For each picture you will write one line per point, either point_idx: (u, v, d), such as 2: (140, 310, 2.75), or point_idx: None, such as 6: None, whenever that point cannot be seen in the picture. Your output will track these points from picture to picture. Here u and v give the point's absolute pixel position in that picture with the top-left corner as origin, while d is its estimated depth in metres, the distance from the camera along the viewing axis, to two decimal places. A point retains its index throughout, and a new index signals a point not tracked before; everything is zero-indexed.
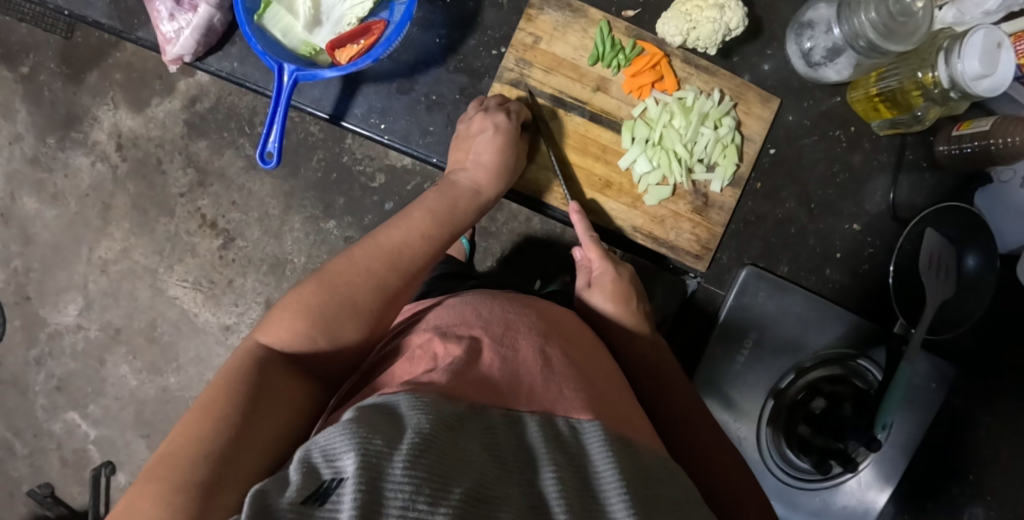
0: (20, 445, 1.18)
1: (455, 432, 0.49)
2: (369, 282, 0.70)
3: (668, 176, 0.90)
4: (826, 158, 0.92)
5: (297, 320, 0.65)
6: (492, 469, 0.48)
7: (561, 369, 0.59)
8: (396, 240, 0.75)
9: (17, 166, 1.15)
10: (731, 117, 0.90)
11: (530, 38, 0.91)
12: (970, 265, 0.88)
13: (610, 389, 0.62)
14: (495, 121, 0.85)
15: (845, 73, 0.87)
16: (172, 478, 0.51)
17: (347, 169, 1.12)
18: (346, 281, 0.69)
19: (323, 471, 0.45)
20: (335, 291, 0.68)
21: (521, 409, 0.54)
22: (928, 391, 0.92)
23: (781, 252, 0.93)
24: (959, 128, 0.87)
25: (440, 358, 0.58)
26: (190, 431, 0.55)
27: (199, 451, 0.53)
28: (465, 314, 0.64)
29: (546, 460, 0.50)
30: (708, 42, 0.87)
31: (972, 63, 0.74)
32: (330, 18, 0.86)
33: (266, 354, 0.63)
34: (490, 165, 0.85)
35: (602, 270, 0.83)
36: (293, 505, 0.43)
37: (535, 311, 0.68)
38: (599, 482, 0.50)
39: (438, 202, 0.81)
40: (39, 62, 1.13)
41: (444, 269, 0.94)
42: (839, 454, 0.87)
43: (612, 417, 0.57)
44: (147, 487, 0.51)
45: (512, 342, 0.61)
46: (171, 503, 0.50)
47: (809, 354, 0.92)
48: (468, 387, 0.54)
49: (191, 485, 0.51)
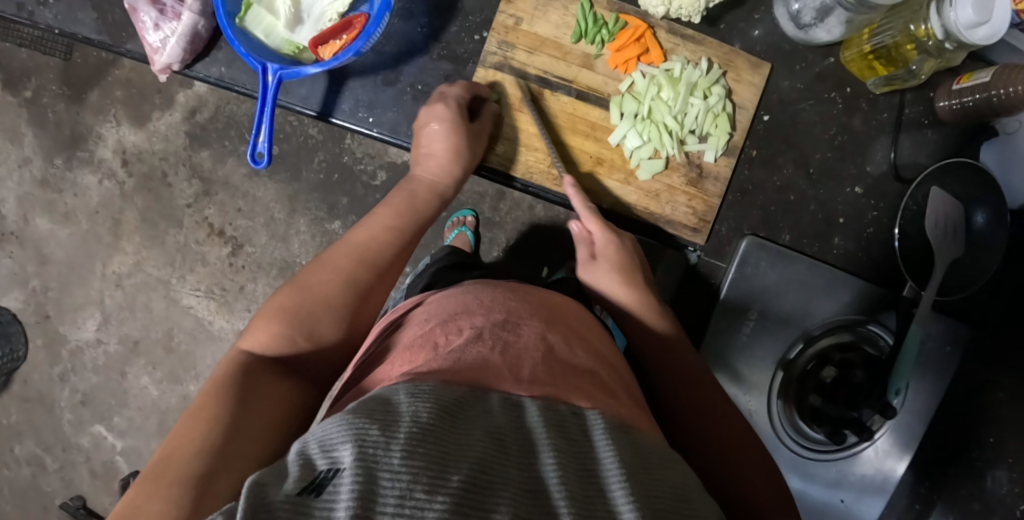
0: (51, 461, 1.20)
1: (453, 418, 0.49)
2: (337, 278, 0.71)
3: (660, 148, 0.88)
4: (823, 122, 0.91)
5: (275, 322, 0.66)
6: (492, 457, 0.47)
7: (564, 357, 0.59)
8: (363, 237, 0.76)
9: (27, 189, 1.17)
10: (720, 85, 0.89)
11: (511, 19, 0.90)
12: (980, 222, 0.86)
13: (612, 376, 0.61)
14: (435, 112, 0.86)
15: (836, 32, 0.85)
16: (164, 476, 0.51)
17: (347, 168, 1.12)
18: (318, 281, 0.70)
19: (320, 462, 0.45)
20: (310, 291, 0.69)
21: (521, 395, 0.54)
22: (942, 354, 0.93)
23: (781, 220, 0.92)
24: (960, 82, 0.85)
25: (441, 347, 0.58)
26: (185, 431, 0.55)
27: (191, 450, 0.53)
28: (465, 302, 0.64)
29: (547, 447, 0.49)
30: (691, 11, 0.86)
31: (965, 10, 0.72)
32: (311, 15, 0.86)
33: (249, 360, 0.63)
34: (444, 152, 0.85)
35: (605, 241, 0.85)
36: (290, 496, 0.43)
37: (535, 299, 0.67)
38: (599, 468, 0.49)
39: (399, 199, 0.82)
40: (41, 85, 1.14)
41: (448, 261, 0.94)
42: (852, 423, 0.84)
43: (615, 406, 0.56)
44: (140, 488, 0.51)
45: (514, 328, 0.60)
46: (167, 495, 0.50)
47: (815, 321, 0.90)
48: (467, 375, 0.54)
49: (181, 480, 0.51)
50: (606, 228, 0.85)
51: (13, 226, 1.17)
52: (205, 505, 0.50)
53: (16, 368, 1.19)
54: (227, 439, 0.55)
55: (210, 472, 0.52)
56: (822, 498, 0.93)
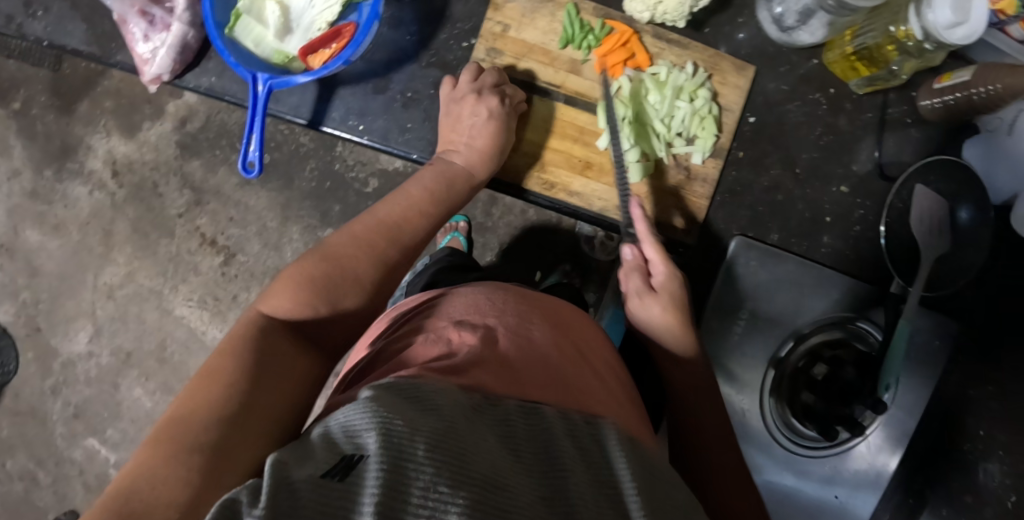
0: (44, 475, 1.19)
1: (472, 419, 0.49)
2: (366, 254, 0.73)
3: (649, 152, 0.90)
4: (809, 122, 0.92)
5: (298, 290, 0.67)
6: (509, 460, 0.47)
7: (573, 368, 0.60)
8: (395, 216, 0.79)
9: (17, 201, 1.16)
10: (706, 88, 0.90)
11: (498, 26, 0.91)
12: (964, 218, 0.87)
13: (617, 389, 0.62)
14: (489, 106, 0.86)
15: (819, 34, 0.86)
16: (183, 441, 0.51)
17: (339, 177, 1.12)
18: (349, 251, 0.73)
19: (343, 448, 0.45)
20: (337, 262, 0.71)
21: (536, 400, 0.54)
22: (930, 347, 0.92)
23: (769, 220, 0.93)
24: (941, 81, 0.86)
25: (454, 347, 0.58)
26: (203, 394, 0.55)
27: (209, 420, 0.53)
28: (476, 306, 0.64)
29: (563, 452, 0.49)
30: (676, 15, 0.87)
31: (943, 11, 0.73)
32: (300, 25, 0.86)
33: (269, 322, 0.64)
34: (484, 149, 0.87)
35: (667, 279, 0.79)
36: (313, 478, 0.42)
37: (544, 306, 0.68)
38: (612, 478, 0.50)
39: (433, 181, 0.84)
40: (30, 96, 1.14)
41: (448, 261, 0.94)
42: (845, 419, 0.85)
43: (622, 419, 0.57)
44: (154, 450, 0.51)
45: (524, 336, 0.61)
46: (186, 460, 0.50)
47: (806, 319, 0.91)
48: (483, 376, 0.55)
49: (201, 446, 0.51)
50: (667, 261, 0.79)
51: (3, 239, 1.17)
52: (226, 469, 0.50)
53: (7, 382, 1.18)
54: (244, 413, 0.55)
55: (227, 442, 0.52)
56: (818, 494, 0.93)
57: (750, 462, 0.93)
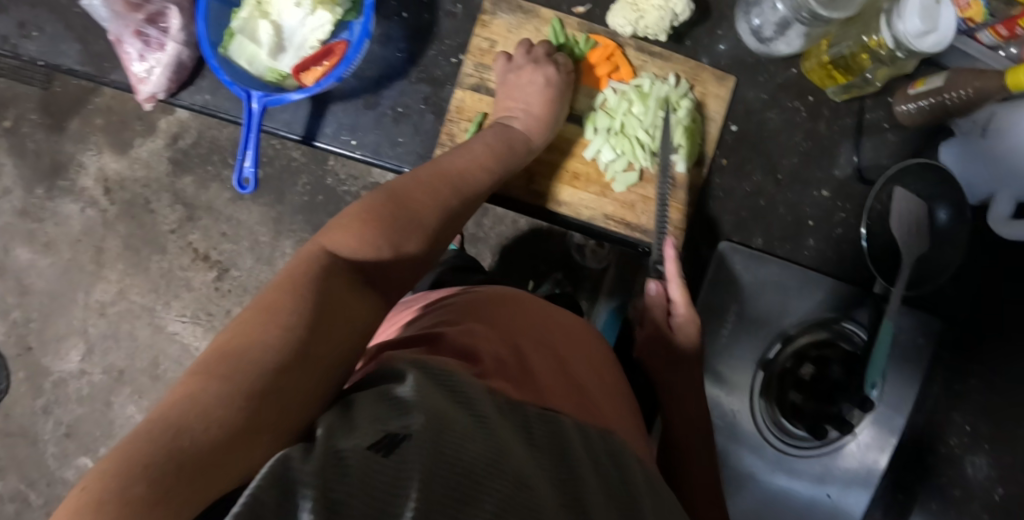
0: (35, 496, 1.18)
1: (500, 419, 0.50)
2: (432, 201, 0.73)
3: (634, 161, 0.91)
4: (788, 129, 0.95)
5: (365, 228, 0.66)
6: (532, 462, 0.48)
7: (586, 384, 0.61)
8: (459, 167, 0.79)
9: (8, 219, 1.17)
10: (688, 98, 0.92)
11: (485, 42, 0.94)
12: (942, 218, 0.90)
13: (622, 407, 0.64)
14: (545, 73, 0.89)
15: (796, 44, 0.89)
16: (239, 381, 0.48)
17: (331, 191, 1.14)
18: (414, 196, 0.72)
19: (387, 423, 0.44)
20: (405, 206, 0.71)
21: (554, 406, 0.55)
22: (915, 346, 0.95)
23: (753, 225, 0.95)
24: (914, 87, 0.89)
25: (480, 347, 0.58)
26: (258, 331, 0.52)
27: (267, 361, 0.50)
28: (494, 313, 0.65)
29: (580, 463, 0.50)
30: (658, 29, 0.89)
31: (913, 20, 0.75)
32: (293, 43, 0.87)
33: (334, 256, 0.62)
34: (540, 114, 0.88)
35: (687, 320, 0.84)
36: (361, 448, 0.41)
37: (556, 319, 0.69)
38: (620, 496, 0.51)
39: (495, 139, 0.85)
40: (21, 114, 1.14)
41: (453, 263, 0.94)
42: (834, 418, 0.88)
43: (627, 436, 0.59)
44: (208, 385, 0.48)
45: (541, 349, 0.62)
46: (236, 404, 0.47)
47: (791, 321, 0.94)
48: (506, 380, 0.55)
49: (255, 392, 0.48)
50: (689, 304, 0.84)
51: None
52: (279, 419, 0.48)
53: None
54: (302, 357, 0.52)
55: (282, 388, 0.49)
56: (810, 493, 0.95)
57: (742, 463, 0.95)
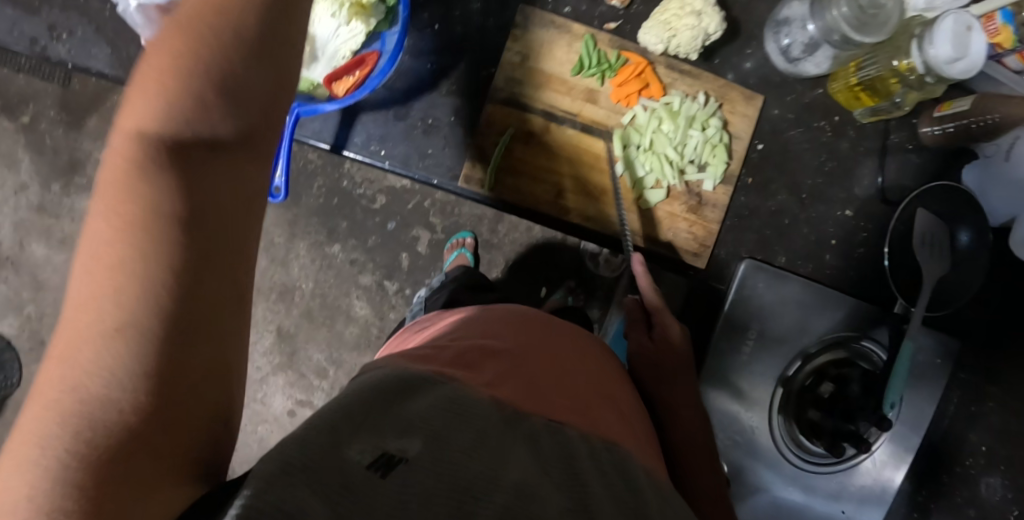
0: None
1: (505, 430, 0.48)
2: (215, 34, 0.44)
3: (662, 179, 0.93)
4: (813, 148, 0.95)
5: (166, 106, 0.43)
6: (538, 472, 0.46)
7: (596, 392, 0.60)
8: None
9: (23, 215, 1.08)
10: (717, 117, 0.93)
11: (517, 57, 0.94)
12: (964, 241, 0.89)
13: (633, 419, 0.62)
14: None
15: (825, 65, 0.91)
16: (102, 335, 0.39)
17: (346, 194, 1.01)
18: (183, 42, 0.44)
19: (390, 443, 0.43)
20: (183, 57, 0.43)
21: (562, 417, 0.53)
22: (933, 366, 0.94)
23: (776, 243, 0.96)
24: (941, 109, 0.90)
25: (487, 351, 0.57)
26: (106, 281, 0.39)
27: (145, 330, 0.39)
28: (510, 323, 0.64)
29: (587, 473, 0.47)
30: (689, 49, 0.91)
31: (943, 47, 0.76)
32: (325, 53, 0.86)
33: (137, 155, 0.42)
34: None
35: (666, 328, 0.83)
36: (361, 467, 0.40)
37: (565, 332, 0.67)
38: (634, 498, 0.47)
39: None
40: (39, 111, 1.05)
41: (465, 280, 0.89)
42: (850, 436, 0.86)
43: (638, 449, 0.56)
44: (75, 358, 0.38)
45: (553, 354, 0.61)
46: (118, 370, 0.38)
47: (812, 339, 0.94)
48: (514, 386, 0.54)
49: (128, 333, 0.39)
50: (666, 316, 0.84)
51: (6, 251, 1.09)
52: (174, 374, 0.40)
53: (10, 394, 1.10)
54: (217, 310, 0.42)
55: (187, 344, 0.40)
56: (825, 509, 0.95)
57: (758, 478, 0.95)
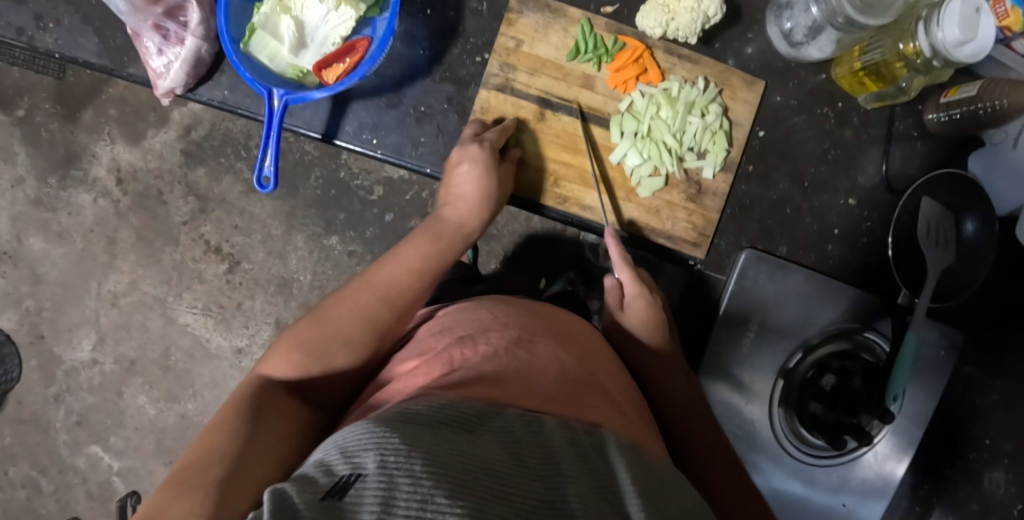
0: (47, 482, 1.08)
1: (472, 430, 0.45)
2: (358, 316, 0.70)
3: (660, 166, 0.91)
4: (816, 136, 0.93)
5: (295, 352, 0.66)
6: (510, 463, 0.43)
7: (576, 378, 0.57)
8: (386, 278, 0.74)
9: (20, 209, 1.05)
10: (717, 103, 0.91)
11: (512, 42, 0.92)
12: (970, 230, 0.87)
13: (622, 400, 0.59)
14: (472, 153, 0.85)
15: (828, 50, 0.88)
16: (195, 479, 0.51)
17: (344, 185, 1.01)
18: (340, 315, 0.69)
19: (340, 468, 0.41)
20: (327, 323, 0.69)
21: (534, 410, 0.50)
22: (938, 358, 0.92)
23: (779, 233, 0.94)
24: (946, 95, 0.87)
25: (457, 363, 0.56)
26: (207, 444, 0.56)
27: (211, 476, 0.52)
28: (484, 321, 0.62)
29: (565, 462, 0.44)
30: (688, 32, 0.88)
31: (952, 30, 0.74)
32: (315, 39, 0.86)
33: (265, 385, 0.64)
34: (473, 195, 0.85)
35: (636, 295, 0.81)
36: (314, 501, 0.38)
37: (543, 320, 0.65)
38: (615, 485, 0.45)
39: (470, 210, 0.84)
40: (34, 104, 1.03)
41: (454, 272, 0.88)
42: (851, 429, 0.86)
43: (625, 429, 0.54)
44: (168, 490, 0.50)
45: (530, 346, 0.59)
46: (190, 496, 0.49)
47: (815, 330, 0.92)
48: (482, 388, 0.52)
49: (206, 482, 0.51)
50: (638, 283, 0.81)
51: (5, 246, 1.05)
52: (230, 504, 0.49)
53: (9, 390, 1.07)
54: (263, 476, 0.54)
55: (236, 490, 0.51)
56: (826, 503, 0.94)
57: (759, 473, 0.93)
